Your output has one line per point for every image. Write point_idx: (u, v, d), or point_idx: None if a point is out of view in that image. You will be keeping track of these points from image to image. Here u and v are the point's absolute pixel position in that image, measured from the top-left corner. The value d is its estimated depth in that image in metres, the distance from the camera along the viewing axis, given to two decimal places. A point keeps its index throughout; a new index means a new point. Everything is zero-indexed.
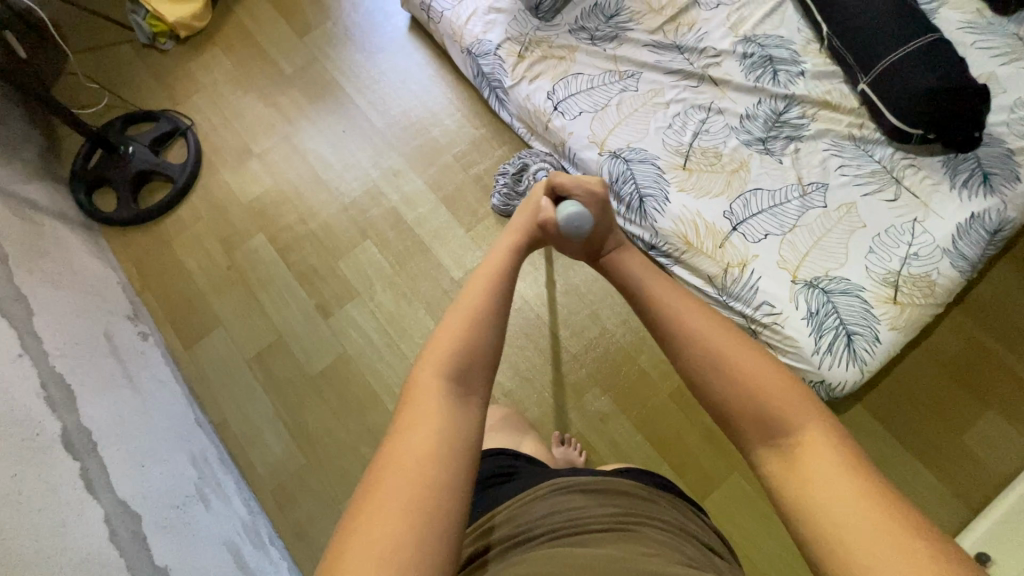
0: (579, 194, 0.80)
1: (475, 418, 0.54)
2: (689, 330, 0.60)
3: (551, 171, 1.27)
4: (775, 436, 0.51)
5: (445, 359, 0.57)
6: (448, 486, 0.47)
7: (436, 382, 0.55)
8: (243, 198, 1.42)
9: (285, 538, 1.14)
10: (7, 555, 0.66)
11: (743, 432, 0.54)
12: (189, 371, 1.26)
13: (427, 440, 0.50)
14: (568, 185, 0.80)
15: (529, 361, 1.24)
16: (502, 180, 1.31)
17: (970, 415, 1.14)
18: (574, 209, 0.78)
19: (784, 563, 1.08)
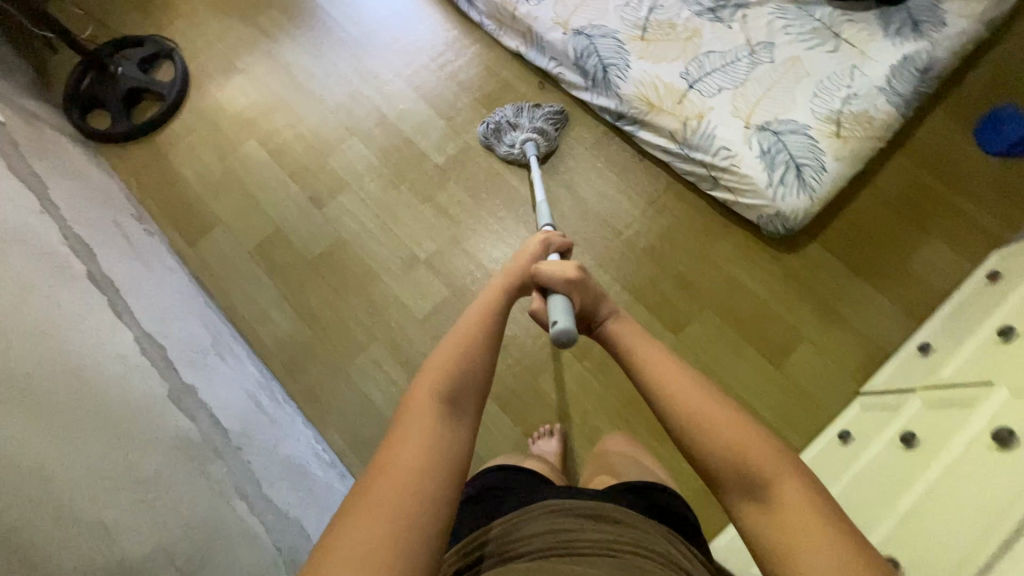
0: (560, 285, 0.79)
1: (466, 440, 0.55)
2: (668, 385, 0.61)
3: (537, 145, 1.31)
4: (757, 495, 0.53)
5: (436, 383, 0.58)
6: (428, 508, 0.48)
7: (426, 406, 0.56)
8: (232, 110, 1.49)
9: (297, 400, 1.23)
10: (67, 331, 0.76)
11: (726, 489, 0.55)
12: (196, 266, 1.35)
13: (413, 456, 0.51)
14: (548, 270, 0.80)
15: (513, 231, 1.34)
16: (499, 115, 1.35)
17: (913, 243, 1.25)
18: (560, 308, 0.77)
19: (754, 381, 1.19)
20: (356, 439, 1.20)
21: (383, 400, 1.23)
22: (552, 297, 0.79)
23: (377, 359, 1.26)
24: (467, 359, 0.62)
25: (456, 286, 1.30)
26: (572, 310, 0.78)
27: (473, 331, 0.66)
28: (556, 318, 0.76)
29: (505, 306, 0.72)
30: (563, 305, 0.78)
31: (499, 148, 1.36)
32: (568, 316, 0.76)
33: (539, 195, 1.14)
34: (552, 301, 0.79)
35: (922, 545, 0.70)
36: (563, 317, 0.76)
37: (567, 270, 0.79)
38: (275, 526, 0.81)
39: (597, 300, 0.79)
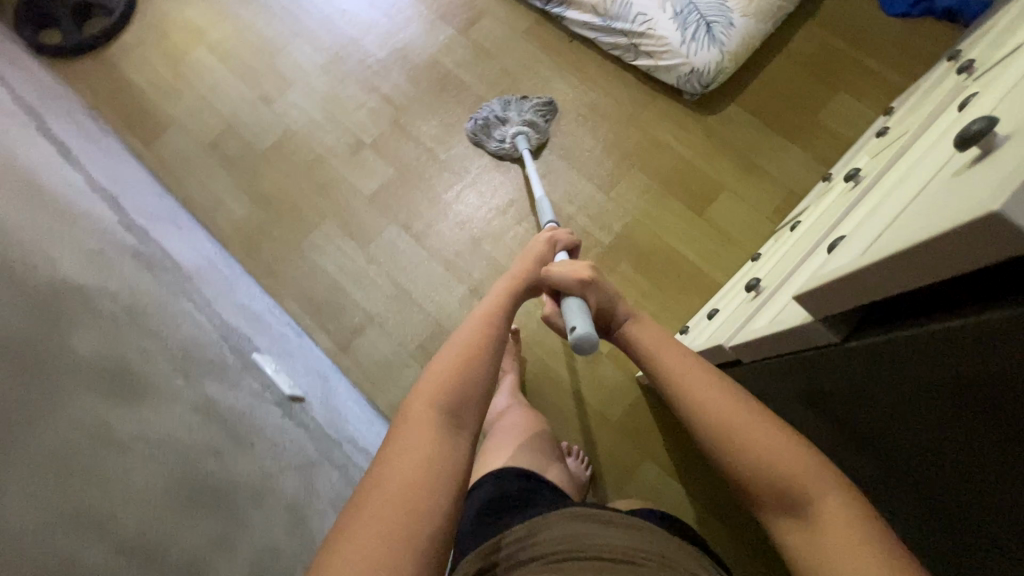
0: (577, 288, 0.86)
1: (465, 451, 0.59)
2: (700, 404, 0.65)
3: (529, 139, 1.31)
4: (793, 508, 0.58)
5: (437, 391, 0.62)
6: (436, 516, 0.53)
7: (428, 415, 0.59)
8: (180, 22, 1.55)
9: (255, 274, 1.30)
10: (15, 144, 0.82)
11: (764, 504, 0.60)
12: (152, 163, 1.41)
13: (412, 468, 0.55)
14: (564, 277, 0.86)
15: (453, 114, 1.42)
16: (486, 111, 1.34)
17: (821, 99, 1.35)
18: (577, 312, 0.83)
19: (681, 230, 1.29)
20: (312, 304, 1.28)
21: (336, 270, 1.31)
22: (568, 301, 0.85)
23: (329, 235, 1.34)
24: (472, 367, 0.64)
25: (401, 165, 1.38)
26: (589, 313, 0.84)
27: (478, 335, 0.68)
28: (574, 323, 0.81)
29: (508, 313, 0.75)
30: (580, 308, 0.84)
31: (488, 143, 1.35)
32: (585, 317, 0.82)
33: (540, 197, 1.16)
34: (568, 306, 0.85)
35: (778, 270, 0.77)
36: (581, 322, 0.81)
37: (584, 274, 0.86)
38: (226, 329, 0.90)
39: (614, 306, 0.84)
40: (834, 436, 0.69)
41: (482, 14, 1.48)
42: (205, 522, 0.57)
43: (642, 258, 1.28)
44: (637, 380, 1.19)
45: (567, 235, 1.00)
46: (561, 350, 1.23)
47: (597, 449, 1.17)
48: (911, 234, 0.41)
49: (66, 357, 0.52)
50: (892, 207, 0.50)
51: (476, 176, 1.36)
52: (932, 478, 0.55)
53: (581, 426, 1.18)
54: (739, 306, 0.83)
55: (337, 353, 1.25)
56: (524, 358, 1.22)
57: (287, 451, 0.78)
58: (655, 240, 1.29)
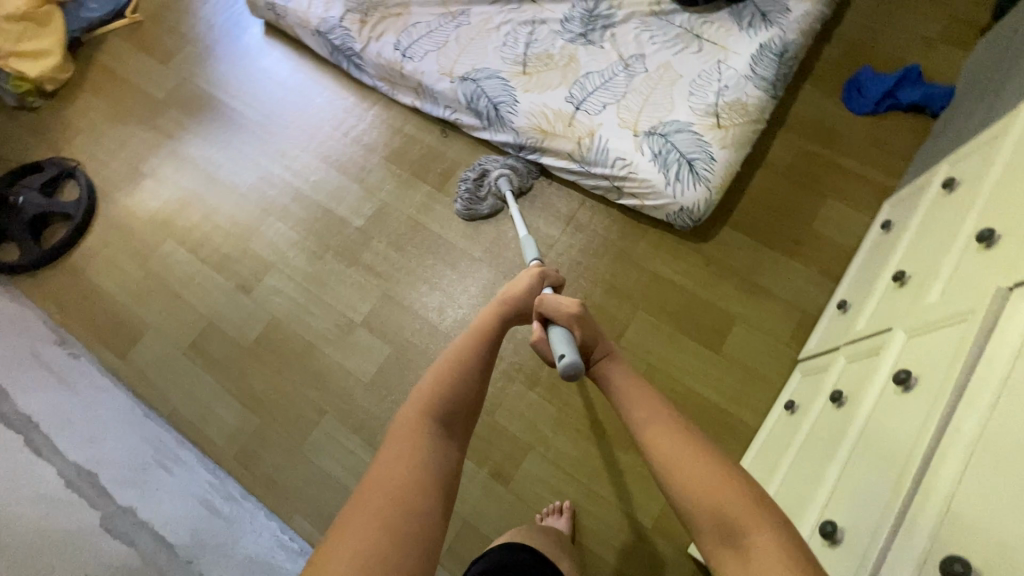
0: (562, 318, 0.78)
1: (452, 461, 0.57)
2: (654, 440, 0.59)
3: (511, 182, 1.35)
4: (728, 538, 0.50)
5: (430, 400, 0.60)
6: (421, 524, 0.48)
7: (419, 424, 0.58)
8: (145, 215, 1.49)
9: (256, 492, 1.19)
10: None
11: (700, 533, 0.52)
12: (129, 378, 1.31)
13: (398, 469, 0.52)
14: (551, 304, 0.79)
15: (444, 276, 1.36)
16: (464, 186, 1.37)
17: (813, 208, 1.33)
18: (561, 340, 0.76)
19: (699, 369, 1.23)
20: (322, 518, 1.17)
21: (343, 472, 1.20)
22: (553, 330, 0.77)
23: (330, 433, 1.24)
24: (460, 383, 0.63)
25: (396, 341, 1.31)
26: (574, 344, 0.76)
27: (466, 353, 0.67)
28: (563, 352, 0.73)
29: (496, 334, 0.72)
30: (565, 338, 0.76)
31: (483, 206, 1.37)
32: (570, 346, 0.75)
33: (522, 235, 1.14)
34: (552, 334, 0.77)
35: (851, 503, 0.68)
36: (569, 350, 0.74)
37: (568, 307, 0.78)
38: None
39: (597, 341, 0.76)
40: None
41: (456, 166, 1.45)
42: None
43: None
44: (690, 555, 1.09)
45: (555, 274, 0.91)
46: (601, 528, 1.13)
47: None
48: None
49: None
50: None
51: None
52: None
53: None
54: (811, 538, 0.73)
55: None
56: None
57: None
58: (676, 385, 1.22)
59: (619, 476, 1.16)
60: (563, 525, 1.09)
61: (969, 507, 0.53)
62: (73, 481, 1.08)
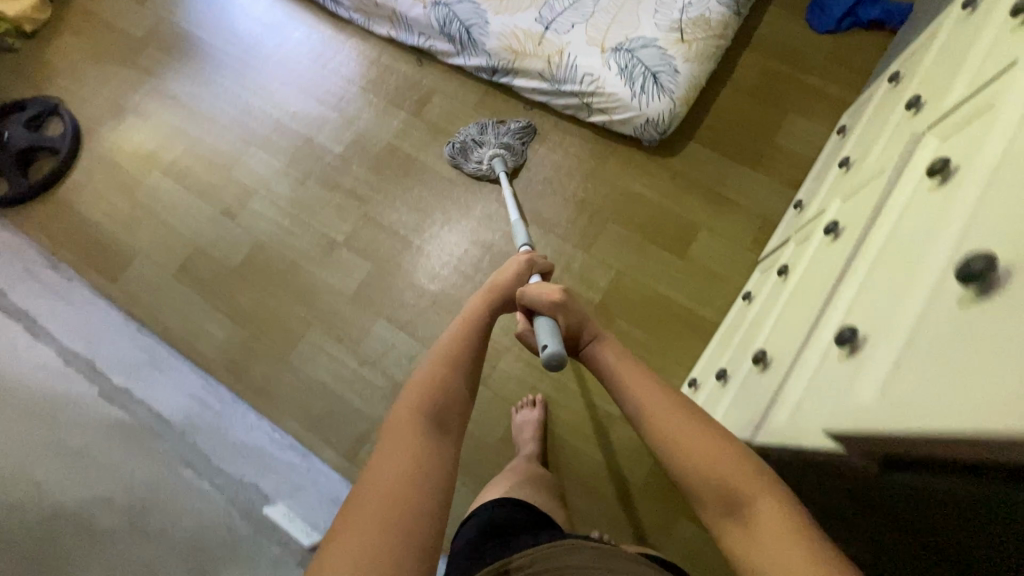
0: (546, 307, 0.81)
1: (452, 455, 0.58)
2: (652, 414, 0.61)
3: (503, 163, 1.33)
4: (733, 510, 0.53)
5: (423, 397, 0.61)
6: (422, 524, 0.51)
7: (413, 420, 0.59)
8: (130, 149, 1.53)
9: (247, 397, 1.26)
10: None
11: (704, 506, 0.55)
12: (120, 299, 1.37)
13: (395, 467, 0.53)
14: (534, 294, 0.82)
15: (421, 197, 1.41)
16: (463, 134, 1.38)
17: (775, 123, 1.38)
18: (547, 331, 0.79)
19: (665, 274, 1.29)
20: (310, 419, 1.24)
21: (330, 377, 1.27)
22: (539, 321, 0.81)
23: (316, 342, 1.30)
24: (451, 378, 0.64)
25: (377, 258, 1.36)
26: (559, 330, 0.80)
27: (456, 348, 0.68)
28: (545, 342, 0.77)
29: (485, 326, 0.74)
30: (550, 328, 0.79)
31: (467, 164, 1.38)
32: (554, 334, 0.78)
33: (516, 220, 1.16)
34: (539, 324, 0.81)
35: (780, 334, 0.75)
36: (552, 340, 0.77)
37: (551, 294, 0.81)
38: (229, 484, 0.86)
39: (582, 326, 0.79)
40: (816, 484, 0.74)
41: (432, 93, 1.49)
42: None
43: (636, 311, 1.28)
44: None
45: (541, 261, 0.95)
46: (573, 419, 1.20)
47: (632, 520, 1.13)
48: (994, 415, 0.37)
49: None
50: (919, 333, 0.48)
51: (456, 255, 1.35)
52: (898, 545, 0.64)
53: (612, 493, 1.15)
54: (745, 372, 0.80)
55: (348, 466, 1.20)
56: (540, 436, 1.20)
57: None
58: (644, 289, 1.29)
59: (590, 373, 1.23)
60: (536, 416, 1.17)
61: (864, 290, 0.61)
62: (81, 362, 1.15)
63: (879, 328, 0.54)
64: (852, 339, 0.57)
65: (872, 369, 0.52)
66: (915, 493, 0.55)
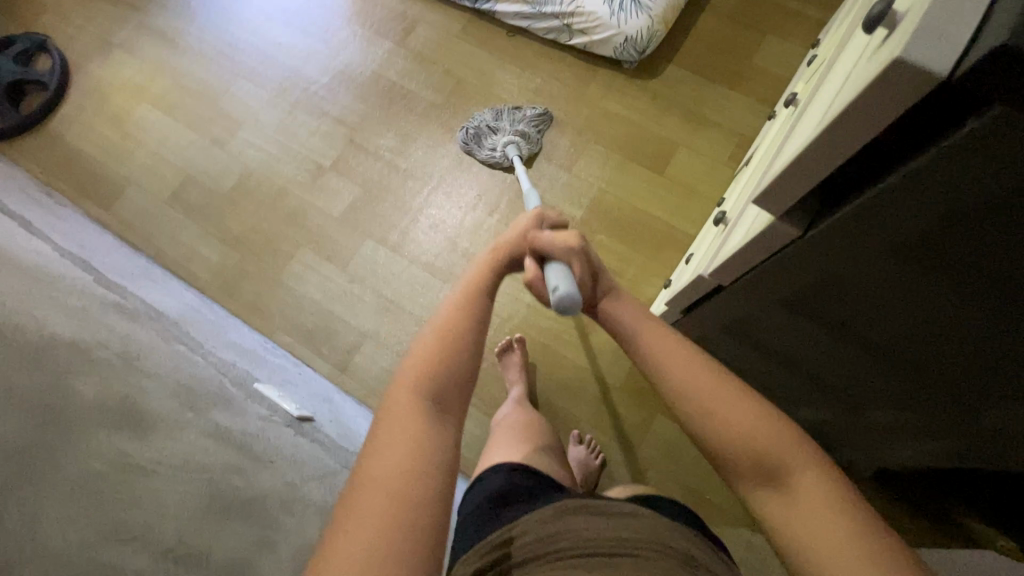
0: (562, 254, 0.71)
1: (456, 441, 0.55)
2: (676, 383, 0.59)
3: (518, 149, 1.31)
4: (769, 477, 0.54)
5: (422, 380, 0.57)
6: (429, 505, 0.49)
7: (413, 408, 0.55)
8: (119, 83, 1.54)
9: (241, 315, 1.30)
10: None
11: (736, 473, 0.56)
12: (115, 225, 1.40)
13: (399, 462, 0.51)
14: (549, 238, 0.72)
15: (407, 123, 1.44)
16: (476, 122, 1.35)
17: (753, 45, 1.41)
18: (559, 273, 0.69)
19: (645, 191, 1.33)
20: (302, 333, 1.28)
21: (320, 295, 1.31)
22: (550, 263, 0.71)
23: (307, 262, 1.34)
24: (453, 354, 0.59)
25: (365, 182, 1.39)
26: (575, 280, 0.69)
27: (458, 317, 0.61)
28: (557, 284, 0.67)
29: (492, 287, 0.67)
30: (563, 271, 0.70)
31: (481, 152, 1.35)
32: (569, 282, 0.68)
33: (528, 188, 1.08)
34: (551, 272, 0.70)
35: (741, 193, 0.79)
36: (565, 282, 0.68)
37: (569, 241, 0.71)
38: (222, 364, 0.90)
39: (598, 277, 0.70)
40: (775, 326, 0.70)
41: (416, 23, 1.51)
42: (240, 527, 0.64)
43: (616, 226, 1.31)
44: None
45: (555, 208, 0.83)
46: (556, 328, 1.24)
47: (612, 419, 1.19)
48: (859, 86, 0.40)
49: (74, 404, 0.55)
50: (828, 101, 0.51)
51: (441, 178, 1.38)
52: (883, 359, 0.60)
53: (593, 396, 1.20)
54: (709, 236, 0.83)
55: (339, 375, 1.25)
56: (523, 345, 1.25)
57: (306, 462, 0.83)
58: (624, 206, 1.32)
59: None
60: (519, 358, 1.18)
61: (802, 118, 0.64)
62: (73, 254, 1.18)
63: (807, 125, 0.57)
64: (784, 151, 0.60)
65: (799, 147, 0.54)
66: (866, 263, 0.49)
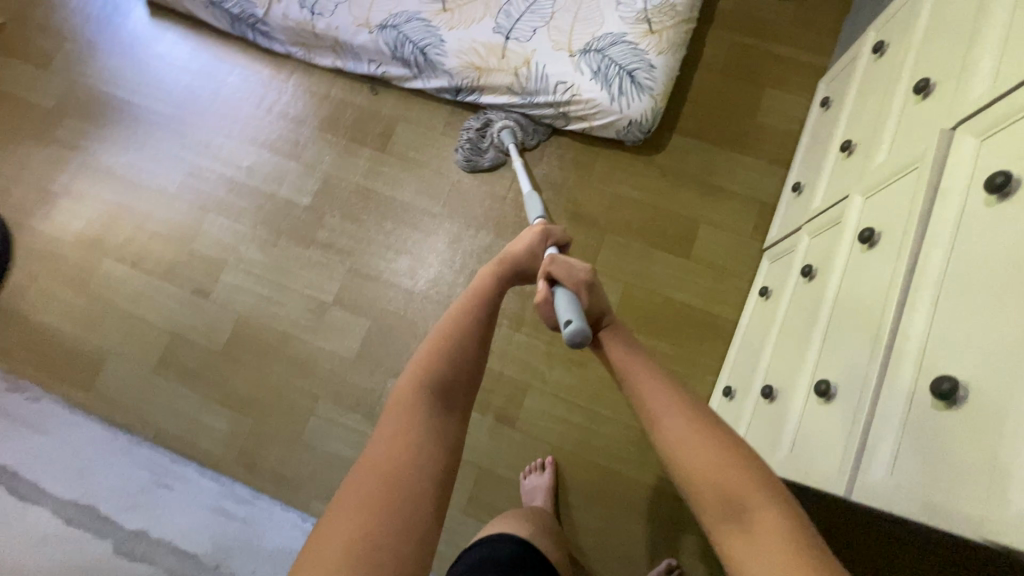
0: (570, 283, 0.74)
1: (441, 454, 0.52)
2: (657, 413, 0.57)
3: (514, 135, 1.28)
4: (735, 515, 0.48)
5: (419, 381, 0.57)
6: (398, 518, 0.46)
7: (415, 397, 0.55)
8: (71, 237, 1.37)
9: (267, 488, 1.18)
10: None
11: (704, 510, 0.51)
12: (102, 408, 1.25)
13: (395, 448, 0.50)
14: (561, 263, 0.75)
15: (407, 238, 1.32)
16: (466, 135, 1.32)
17: (754, 100, 1.35)
18: (567, 305, 0.71)
19: (674, 276, 1.26)
20: None
21: (350, 450, 1.20)
22: (557, 291, 0.73)
23: (328, 415, 1.22)
24: (457, 352, 0.60)
25: (374, 312, 1.28)
26: (581, 309, 0.71)
27: (462, 319, 0.63)
28: (570, 316, 0.68)
29: (494, 299, 0.68)
30: (570, 301, 0.71)
31: (484, 158, 1.31)
32: (577, 309, 0.70)
33: (528, 192, 1.10)
34: (558, 297, 0.73)
35: (838, 359, 0.71)
36: (575, 315, 0.69)
37: (580, 269, 0.75)
38: None
39: (604, 309, 0.73)
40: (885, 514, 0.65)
41: (394, 123, 1.39)
42: None
43: (651, 321, 1.24)
44: None
45: (560, 230, 0.85)
46: (610, 444, 1.18)
47: (684, 535, 1.13)
48: None
49: None
50: None
51: (456, 294, 1.28)
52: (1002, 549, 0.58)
53: (663, 511, 1.14)
54: (807, 401, 0.75)
55: None
56: (578, 469, 1.17)
57: None
58: (655, 296, 1.25)
59: (615, 393, 1.19)
60: (546, 480, 1.13)
61: (947, 332, 0.56)
62: (73, 521, 1.02)
63: (1002, 392, 0.48)
64: (956, 393, 0.51)
65: (999, 444, 0.46)
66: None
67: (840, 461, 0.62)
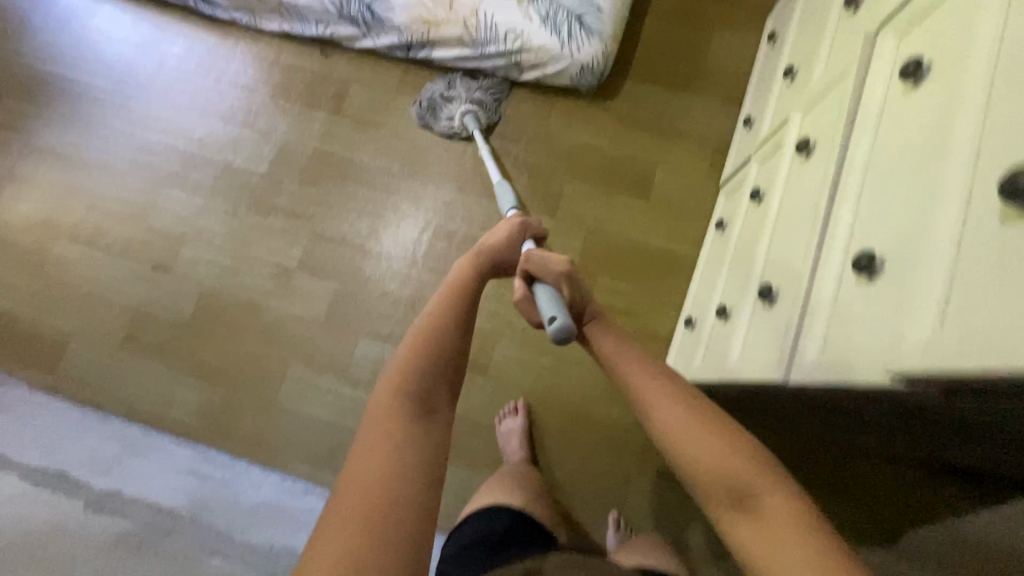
0: (549, 278, 0.75)
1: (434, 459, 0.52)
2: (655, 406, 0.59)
3: (476, 118, 1.27)
4: (740, 502, 0.51)
5: (404, 386, 0.56)
6: (398, 524, 0.47)
7: (396, 404, 0.54)
8: (21, 221, 1.33)
9: (245, 454, 1.19)
10: None
11: (709, 499, 0.53)
12: (70, 388, 1.23)
13: (383, 461, 0.50)
14: (539, 259, 0.75)
15: (368, 200, 1.32)
16: (426, 95, 1.30)
17: (704, 42, 1.36)
18: (550, 301, 0.73)
19: (634, 218, 1.28)
20: (318, 458, 1.18)
21: (326, 410, 1.21)
22: (540, 289, 0.75)
23: (301, 379, 1.22)
24: (442, 354, 0.60)
25: (340, 274, 1.28)
26: (564, 304, 0.73)
27: (443, 314, 0.62)
28: (555, 313, 0.70)
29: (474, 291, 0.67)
30: (553, 297, 0.73)
31: (439, 124, 1.31)
32: (560, 306, 0.72)
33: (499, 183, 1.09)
34: (539, 295, 0.74)
35: (779, 263, 0.74)
36: (560, 311, 0.71)
37: (558, 263, 0.75)
38: None
39: (586, 301, 0.74)
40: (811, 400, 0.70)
41: (347, 85, 1.37)
42: None
43: (614, 263, 1.26)
44: None
45: (537, 223, 0.86)
46: (582, 384, 1.20)
47: (656, 464, 1.17)
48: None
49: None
50: (961, 266, 0.44)
51: (421, 250, 1.28)
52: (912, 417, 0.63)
53: (635, 445, 1.18)
54: (753, 308, 0.78)
55: None
56: (552, 411, 1.20)
57: None
58: (617, 239, 1.27)
59: None
60: (519, 423, 1.15)
61: (868, 213, 0.58)
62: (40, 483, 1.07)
63: (912, 250, 0.50)
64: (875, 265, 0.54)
65: (905, 298, 0.49)
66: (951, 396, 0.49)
67: (779, 351, 0.65)
